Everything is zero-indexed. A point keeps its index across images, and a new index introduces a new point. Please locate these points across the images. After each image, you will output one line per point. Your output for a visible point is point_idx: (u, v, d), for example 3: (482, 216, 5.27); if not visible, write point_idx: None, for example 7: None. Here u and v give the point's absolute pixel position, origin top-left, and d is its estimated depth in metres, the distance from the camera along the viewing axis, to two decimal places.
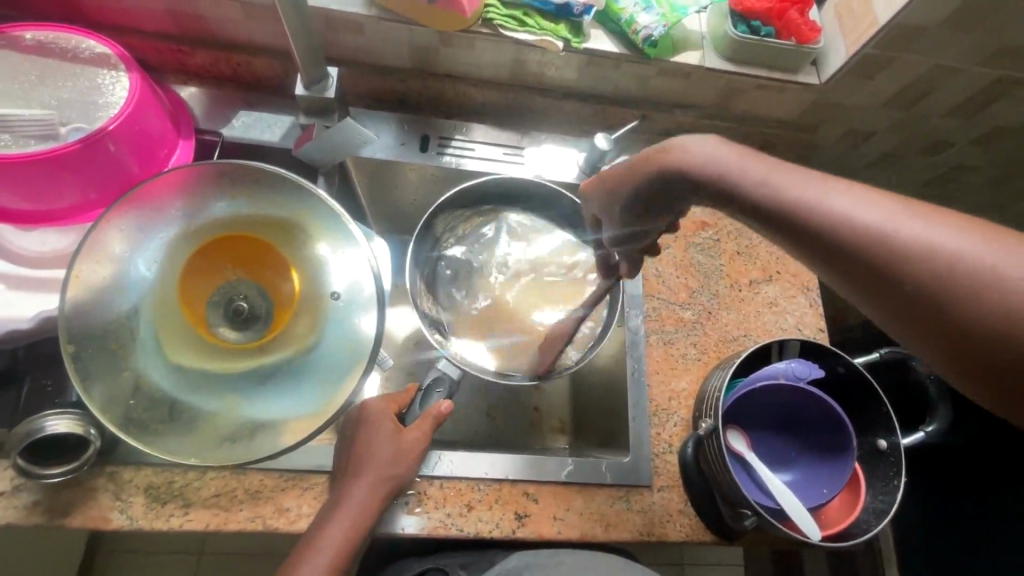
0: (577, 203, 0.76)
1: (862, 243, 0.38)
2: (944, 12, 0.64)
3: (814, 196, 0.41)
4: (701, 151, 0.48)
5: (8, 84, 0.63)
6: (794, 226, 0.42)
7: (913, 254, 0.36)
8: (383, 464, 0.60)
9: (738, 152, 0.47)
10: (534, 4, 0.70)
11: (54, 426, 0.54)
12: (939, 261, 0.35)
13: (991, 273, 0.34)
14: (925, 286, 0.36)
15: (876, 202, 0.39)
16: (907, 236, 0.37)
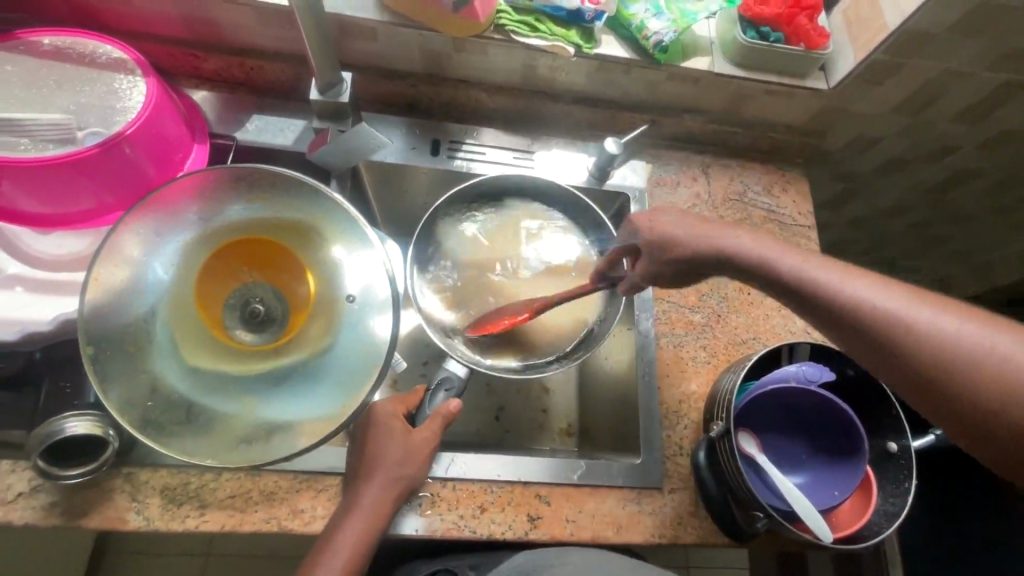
0: (576, 195, 0.76)
1: (879, 327, 0.43)
2: (953, 18, 0.65)
3: (835, 282, 0.46)
4: (722, 234, 0.54)
5: (26, 88, 0.63)
6: (816, 309, 0.47)
7: (925, 339, 0.41)
8: (397, 465, 0.60)
9: (757, 237, 0.53)
10: (546, 11, 0.71)
11: (73, 428, 0.54)
12: (948, 350, 0.40)
13: (997, 358, 0.39)
14: (935, 370, 0.40)
15: (889, 290, 0.44)
16: (919, 323, 0.42)
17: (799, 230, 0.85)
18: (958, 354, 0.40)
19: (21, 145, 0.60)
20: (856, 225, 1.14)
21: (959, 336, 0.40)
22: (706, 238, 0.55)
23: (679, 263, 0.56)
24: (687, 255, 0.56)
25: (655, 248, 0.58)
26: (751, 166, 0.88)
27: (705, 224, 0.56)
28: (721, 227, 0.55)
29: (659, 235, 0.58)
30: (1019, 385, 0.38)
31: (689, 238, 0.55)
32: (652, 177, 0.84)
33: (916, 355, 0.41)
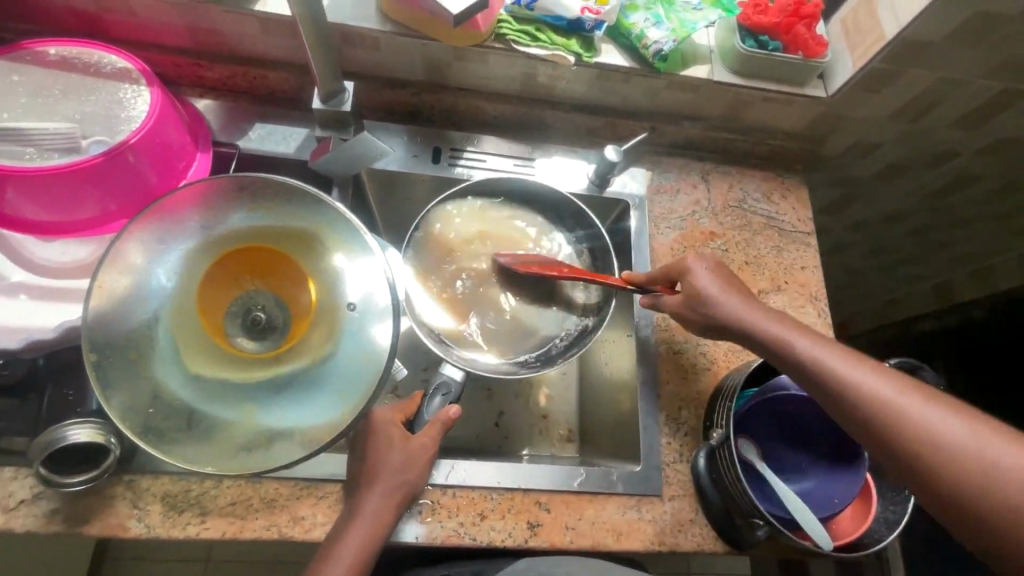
0: (572, 201, 0.77)
1: (876, 408, 0.49)
2: (950, 27, 0.65)
3: (838, 367, 0.53)
4: (747, 306, 0.62)
5: (32, 98, 0.64)
6: (821, 389, 0.53)
7: (910, 428, 0.47)
8: (397, 471, 0.60)
9: (777, 317, 0.60)
10: (546, 20, 0.72)
11: (75, 435, 0.55)
12: (927, 438, 0.46)
13: (963, 442, 0.45)
14: (918, 455, 0.46)
15: (883, 380, 0.51)
16: (906, 412, 0.48)
17: (799, 237, 0.85)
18: (936, 443, 0.46)
19: (25, 155, 0.60)
20: (856, 230, 1.14)
21: (936, 426, 0.46)
22: (732, 306, 0.62)
23: (709, 322, 0.63)
24: (720, 316, 0.62)
25: (688, 301, 0.64)
26: (750, 173, 0.88)
27: (738, 296, 0.63)
28: (750, 303, 0.62)
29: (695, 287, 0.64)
30: (984, 466, 0.43)
31: (719, 299, 0.62)
32: (652, 184, 0.85)
33: (902, 439, 0.47)
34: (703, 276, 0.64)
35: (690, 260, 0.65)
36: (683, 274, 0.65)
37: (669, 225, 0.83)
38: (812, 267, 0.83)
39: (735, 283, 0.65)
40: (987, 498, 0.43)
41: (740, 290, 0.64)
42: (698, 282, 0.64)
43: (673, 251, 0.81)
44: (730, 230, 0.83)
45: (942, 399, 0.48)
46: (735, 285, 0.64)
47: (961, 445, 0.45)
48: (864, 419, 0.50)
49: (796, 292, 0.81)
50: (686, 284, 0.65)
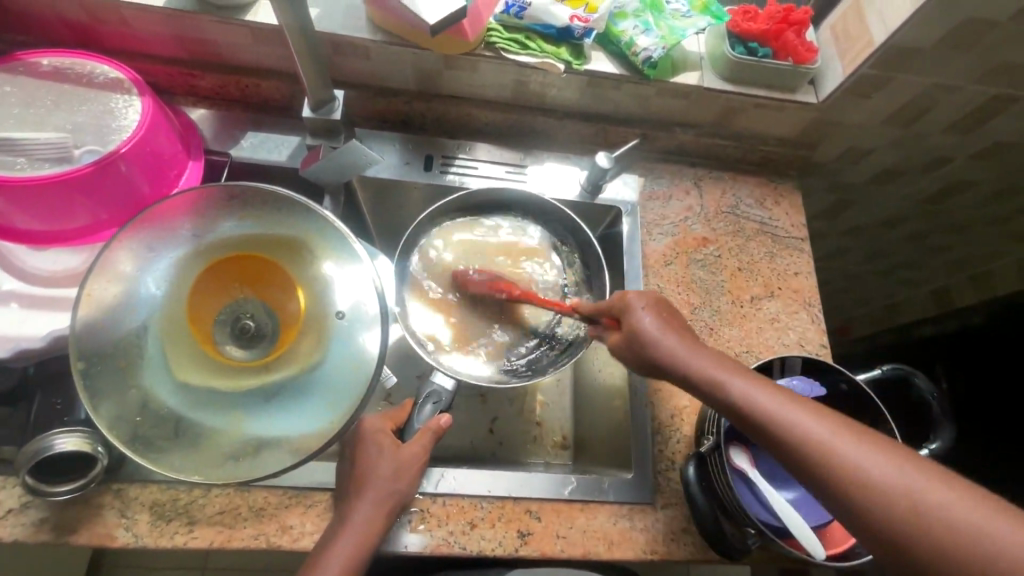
0: (562, 208, 0.76)
1: (809, 448, 0.46)
2: (939, 33, 0.65)
3: (779, 412, 0.48)
4: (681, 343, 0.55)
5: (25, 109, 0.65)
6: (763, 437, 0.49)
7: (857, 481, 0.43)
8: (387, 480, 0.60)
9: (707, 354, 0.54)
10: (536, 28, 0.72)
11: (61, 444, 0.55)
12: (874, 491, 0.43)
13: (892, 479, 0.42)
14: (867, 510, 0.43)
15: (826, 426, 0.46)
16: (851, 461, 0.44)
17: (792, 242, 0.85)
18: (885, 497, 0.42)
19: (17, 165, 0.61)
20: (852, 236, 1.14)
21: (882, 478, 0.43)
22: (666, 345, 0.55)
23: (644, 362, 0.57)
24: (657, 357, 0.56)
25: (627, 343, 0.58)
26: (743, 179, 0.88)
27: (672, 331, 0.57)
28: (685, 339, 0.56)
29: (634, 327, 0.57)
30: (915, 504, 0.41)
31: (657, 339, 0.56)
32: (644, 190, 0.85)
33: (850, 493, 0.43)
34: (641, 314, 0.57)
35: (631, 296, 0.59)
36: (623, 312, 0.59)
37: (661, 231, 0.82)
38: (807, 273, 0.83)
39: (672, 317, 0.59)
40: (931, 548, 0.40)
41: (678, 327, 0.58)
42: (637, 323, 0.57)
43: (666, 257, 0.81)
44: (723, 236, 0.83)
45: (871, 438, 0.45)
46: (673, 320, 0.58)
47: (911, 497, 0.41)
48: (808, 470, 0.46)
49: (790, 298, 0.81)
50: (626, 323, 0.58)
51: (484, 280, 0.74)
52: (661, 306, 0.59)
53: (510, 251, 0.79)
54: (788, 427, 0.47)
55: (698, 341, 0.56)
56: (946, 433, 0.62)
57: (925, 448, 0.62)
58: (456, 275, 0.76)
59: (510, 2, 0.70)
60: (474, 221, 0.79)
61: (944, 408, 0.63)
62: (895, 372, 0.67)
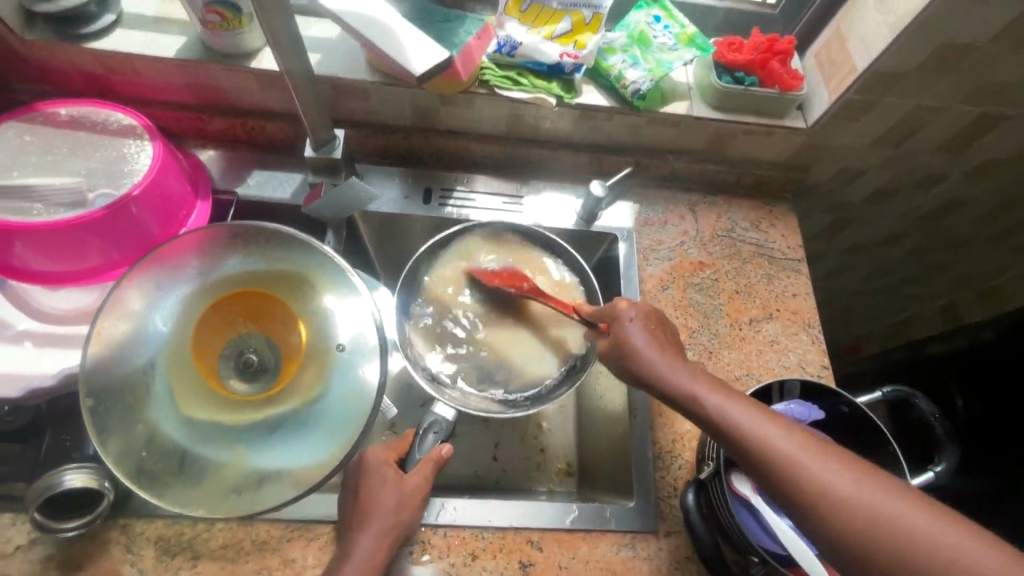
0: (564, 246, 0.80)
1: (805, 482, 0.45)
2: (918, 58, 0.67)
3: (754, 428, 0.49)
4: (664, 358, 0.57)
5: (43, 157, 0.68)
6: (790, 493, 0.46)
7: (831, 497, 0.44)
8: (390, 512, 0.60)
9: (705, 381, 0.54)
10: (527, 66, 0.76)
11: (70, 481, 0.56)
12: (847, 506, 0.44)
13: (889, 514, 0.42)
14: (839, 525, 0.44)
15: (819, 458, 0.46)
16: (824, 479, 0.45)
17: (789, 264, 0.85)
18: (857, 511, 0.43)
19: (34, 210, 0.64)
20: (853, 255, 1.14)
21: (855, 493, 0.44)
22: (653, 359, 0.57)
23: (631, 375, 0.58)
24: (637, 367, 0.58)
25: (616, 352, 0.60)
26: (737, 203, 0.89)
27: (669, 355, 0.57)
28: (672, 355, 0.57)
29: (621, 343, 0.59)
30: (913, 538, 0.41)
31: (642, 352, 0.57)
32: (640, 216, 0.86)
33: (823, 508, 0.44)
34: (629, 326, 0.60)
35: (620, 307, 0.62)
36: (614, 321, 0.62)
37: (657, 256, 0.83)
38: (805, 294, 0.83)
39: (662, 330, 0.61)
40: None
41: (668, 343, 0.59)
42: (626, 335, 0.59)
43: (663, 282, 0.82)
44: (719, 260, 0.84)
45: (862, 467, 0.45)
46: (663, 333, 0.60)
47: (882, 512, 0.43)
48: (783, 487, 0.46)
49: (789, 319, 0.81)
50: (614, 335, 0.61)
51: (500, 274, 0.77)
52: (653, 318, 0.61)
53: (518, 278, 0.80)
54: (764, 444, 0.48)
55: (694, 367, 0.56)
56: (951, 455, 0.61)
57: (932, 470, 0.61)
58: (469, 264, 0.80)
59: (501, 42, 0.73)
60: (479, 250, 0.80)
61: (947, 428, 0.63)
62: (895, 394, 0.67)
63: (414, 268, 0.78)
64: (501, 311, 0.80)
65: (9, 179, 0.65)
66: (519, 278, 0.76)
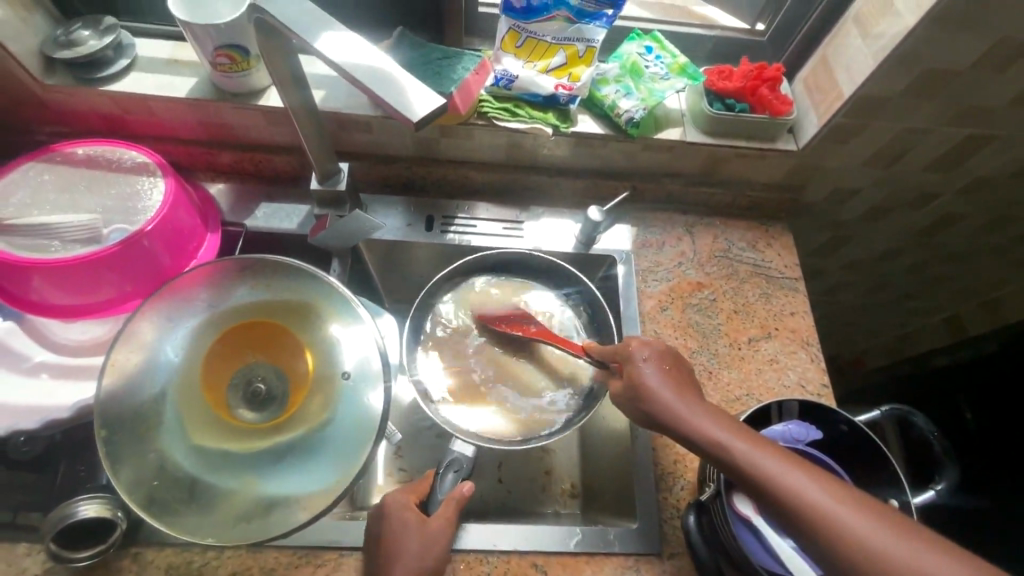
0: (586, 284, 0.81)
1: (815, 519, 0.46)
2: (902, 84, 0.69)
3: (772, 470, 0.49)
4: (682, 400, 0.57)
5: (60, 195, 0.71)
6: (802, 529, 0.47)
7: (846, 538, 0.45)
8: (414, 558, 0.58)
9: (714, 414, 0.55)
10: (524, 97, 0.78)
11: (84, 511, 0.58)
12: (863, 548, 0.44)
13: (900, 555, 0.43)
14: (856, 567, 0.44)
15: (830, 496, 0.47)
16: (840, 521, 0.45)
17: (786, 283, 0.86)
18: (872, 553, 0.44)
19: (53, 247, 0.67)
20: (852, 271, 1.14)
21: (870, 536, 0.44)
22: (662, 396, 0.57)
23: (647, 417, 0.59)
24: (654, 409, 0.57)
25: (630, 395, 0.60)
26: (733, 223, 0.91)
27: (680, 391, 0.58)
28: (683, 392, 0.58)
29: (635, 383, 0.60)
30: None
31: (656, 394, 0.58)
32: (638, 239, 0.88)
33: (840, 551, 0.45)
34: (643, 366, 0.60)
35: (633, 347, 0.63)
36: (627, 361, 0.63)
37: (656, 277, 0.85)
38: (803, 312, 0.84)
39: (677, 369, 0.61)
40: None
41: (684, 382, 0.59)
42: (639, 374, 0.60)
43: (662, 303, 0.83)
44: (717, 280, 0.85)
45: (873, 506, 0.46)
46: (676, 370, 0.61)
47: (896, 554, 0.43)
48: (800, 527, 0.47)
49: (788, 338, 0.82)
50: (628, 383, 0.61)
51: (507, 319, 0.80)
52: (667, 356, 0.62)
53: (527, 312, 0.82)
54: (783, 486, 0.48)
55: (704, 401, 0.57)
56: (950, 472, 0.65)
57: (931, 489, 0.66)
58: (478, 313, 0.81)
59: (499, 76, 0.77)
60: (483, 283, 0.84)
61: (944, 446, 0.67)
62: (892, 413, 0.71)
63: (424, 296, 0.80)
64: (507, 351, 0.81)
65: (28, 217, 0.68)
66: (526, 321, 0.79)
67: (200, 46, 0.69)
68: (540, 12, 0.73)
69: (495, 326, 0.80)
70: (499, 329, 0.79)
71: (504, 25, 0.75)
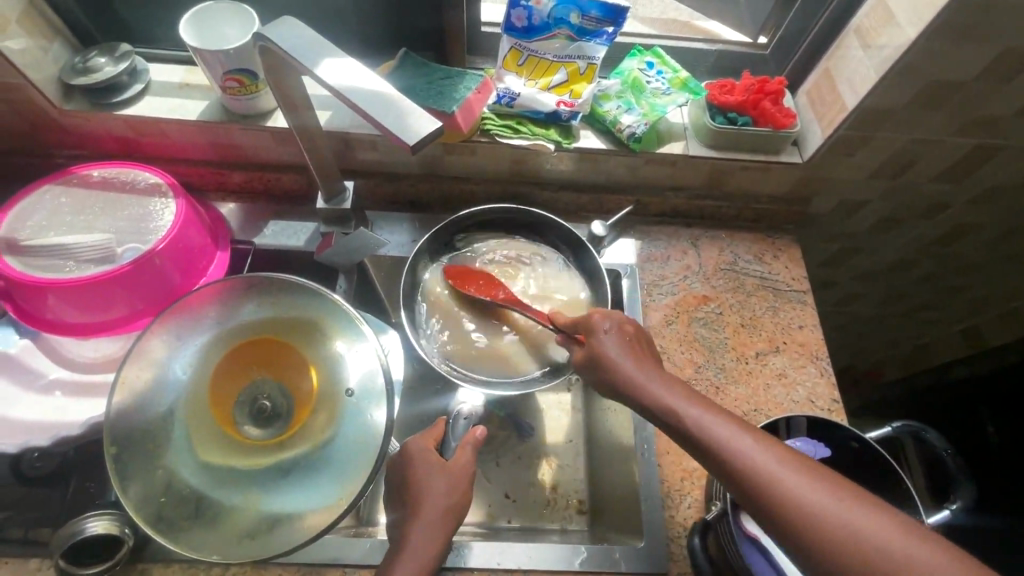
0: (599, 258, 0.77)
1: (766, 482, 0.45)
2: (908, 95, 0.69)
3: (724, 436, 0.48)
4: (639, 367, 0.56)
5: (76, 217, 0.74)
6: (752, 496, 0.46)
7: (797, 503, 0.44)
8: (441, 496, 0.59)
9: (673, 383, 0.54)
10: (526, 114, 0.80)
11: (93, 527, 0.59)
12: (809, 513, 0.43)
13: (847, 515, 0.42)
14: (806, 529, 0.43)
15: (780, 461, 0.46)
16: (786, 484, 0.45)
17: (794, 296, 0.85)
18: (817, 517, 0.43)
19: (67, 267, 0.69)
20: (864, 283, 1.12)
21: (817, 500, 0.43)
22: (621, 364, 0.56)
23: (607, 386, 0.57)
24: (616, 379, 0.56)
25: (590, 363, 0.59)
26: (739, 236, 0.90)
27: (639, 360, 0.57)
28: (644, 361, 0.57)
29: (594, 354, 0.59)
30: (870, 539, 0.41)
31: (617, 364, 0.56)
32: (642, 253, 0.88)
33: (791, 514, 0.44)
34: (604, 338, 0.59)
35: (595, 317, 0.61)
36: (588, 332, 0.60)
37: (661, 291, 0.84)
38: (812, 326, 0.83)
39: (638, 343, 0.60)
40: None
41: (645, 354, 0.58)
42: (600, 346, 0.58)
43: (667, 317, 0.82)
44: (723, 294, 0.85)
45: (823, 471, 0.45)
46: (640, 345, 0.59)
47: (844, 518, 0.42)
48: (748, 492, 0.46)
49: (797, 352, 0.81)
50: (587, 349, 0.60)
51: (475, 281, 0.76)
52: (629, 329, 0.60)
53: (531, 277, 0.79)
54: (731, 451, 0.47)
55: (661, 370, 0.55)
56: (967, 492, 0.63)
57: (946, 508, 0.64)
58: (445, 270, 0.78)
59: (500, 94, 0.78)
60: (485, 236, 0.81)
61: (958, 464, 0.65)
62: (905, 429, 0.70)
63: (408, 283, 0.75)
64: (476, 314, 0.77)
65: (44, 238, 0.71)
66: (495, 287, 0.76)
67: (210, 70, 0.71)
68: (541, 31, 0.74)
69: (471, 291, 0.75)
70: (465, 292, 0.76)
71: (506, 44, 0.77)
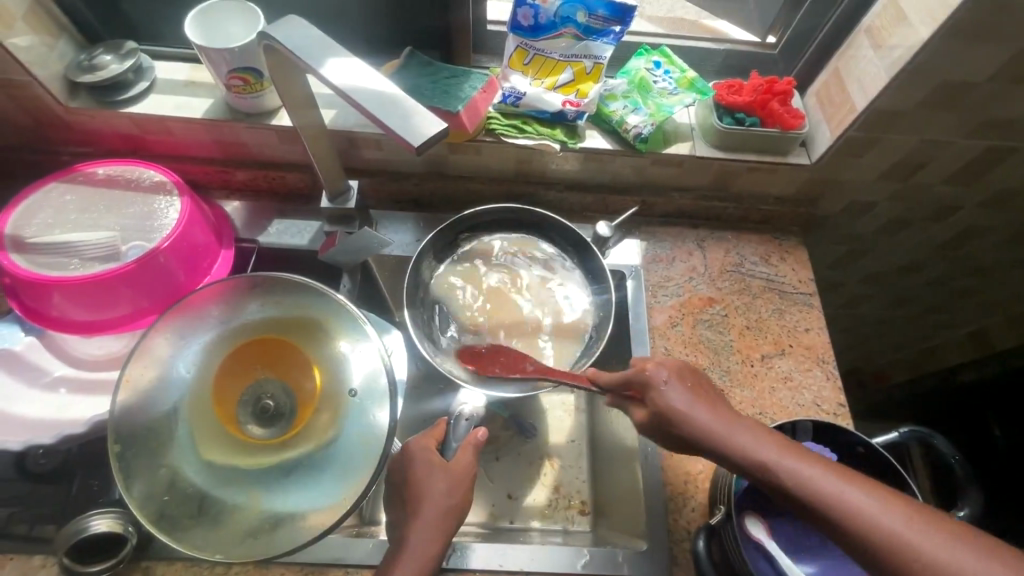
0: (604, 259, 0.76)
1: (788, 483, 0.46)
2: (920, 95, 0.67)
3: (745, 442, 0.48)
4: (691, 402, 0.52)
5: (81, 215, 0.74)
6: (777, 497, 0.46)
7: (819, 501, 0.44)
8: (443, 497, 0.59)
9: (705, 401, 0.53)
10: (531, 114, 0.79)
11: (96, 525, 0.60)
12: (838, 515, 0.43)
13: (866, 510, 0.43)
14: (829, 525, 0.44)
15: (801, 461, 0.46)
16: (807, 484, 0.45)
17: (801, 298, 0.85)
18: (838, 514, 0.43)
19: (72, 265, 0.69)
20: (871, 285, 1.11)
21: (851, 505, 0.43)
22: (686, 413, 0.52)
23: (678, 439, 0.52)
24: (690, 435, 0.51)
25: (658, 421, 0.53)
26: (745, 237, 0.89)
27: (702, 403, 0.52)
28: (705, 401, 0.52)
29: (660, 408, 0.53)
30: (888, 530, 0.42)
31: (688, 417, 0.51)
32: (647, 254, 0.87)
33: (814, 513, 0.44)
34: (666, 390, 0.53)
35: (651, 371, 0.54)
36: (647, 388, 0.54)
37: (666, 293, 0.84)
38: (818, 329, 0.82)
39: (698, 386, 0.55)
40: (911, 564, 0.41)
41: (706, 395, 0.54)
42: (663, 401, 0.53)
43: (672, 318, 0.82)
44: (728, 296, 0.84)
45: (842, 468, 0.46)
46: (701, 390, 0.54)
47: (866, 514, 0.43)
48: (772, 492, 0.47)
49: (802, 355, 0.80)
50: (651, 408, 0.54)
51: (496, 359, 0.72)
52: (686, 372, 0.56)
53: (534, 279, 0.79)
54: (775, 466, 0.46)
55: (693, 387, 0.54)
56: (973, 499, 0.63)
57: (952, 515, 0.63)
58: (462, 356, 0.74)
59: (506, 93, 0.78)
60: (488, 235, 0.81)
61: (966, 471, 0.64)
62: (913, 434, 0.68)
63: (411, 282, 0.75)
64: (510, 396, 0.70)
65: (50, 236, 0.71)
66: (521, 361, 0.70)
67: (215, 68, 0.71)
68: (548, 30, 0.74)
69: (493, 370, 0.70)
70: (486, 372, 0.71)
71: (512, 43, 0.76)
